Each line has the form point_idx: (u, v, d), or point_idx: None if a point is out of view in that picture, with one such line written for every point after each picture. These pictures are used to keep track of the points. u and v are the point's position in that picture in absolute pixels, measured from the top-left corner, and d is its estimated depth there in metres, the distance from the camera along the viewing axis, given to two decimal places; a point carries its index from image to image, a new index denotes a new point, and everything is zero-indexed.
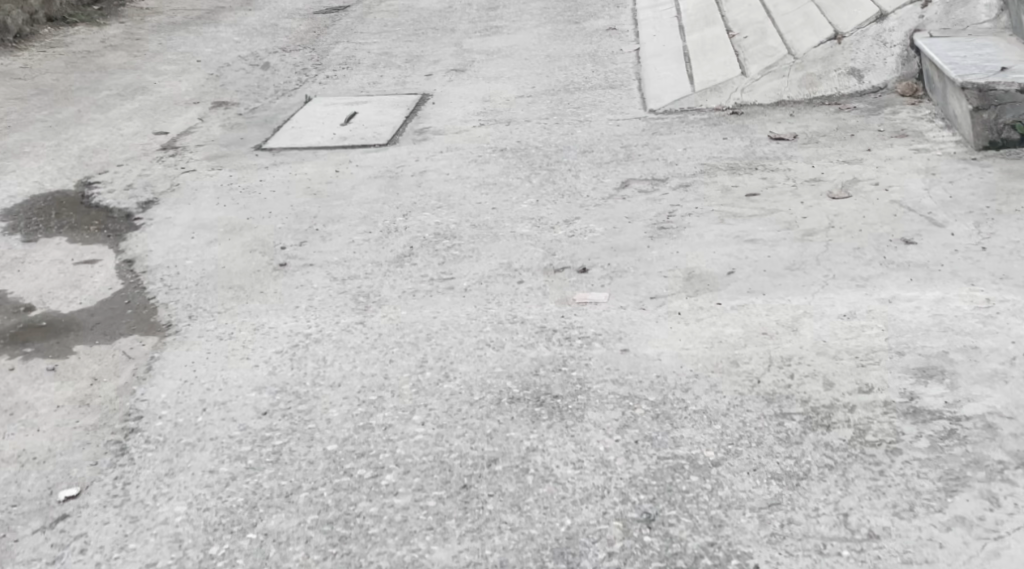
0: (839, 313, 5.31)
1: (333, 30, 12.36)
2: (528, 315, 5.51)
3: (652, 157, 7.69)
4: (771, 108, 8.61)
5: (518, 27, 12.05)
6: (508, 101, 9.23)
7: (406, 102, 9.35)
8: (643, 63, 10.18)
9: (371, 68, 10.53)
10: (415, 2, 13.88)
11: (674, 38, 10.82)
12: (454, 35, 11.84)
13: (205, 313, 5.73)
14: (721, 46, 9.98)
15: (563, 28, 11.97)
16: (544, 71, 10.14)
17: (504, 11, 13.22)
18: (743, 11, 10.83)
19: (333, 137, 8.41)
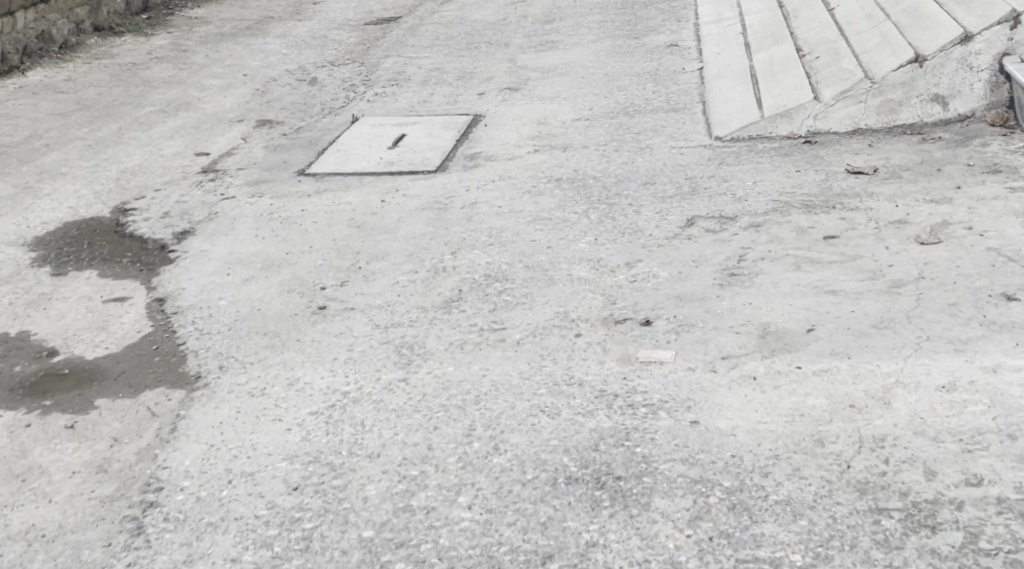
0: (936, 385, 4.80)
1: (384, 42, 12.03)
2: (586, 376, 5.04)
3: (721, 192, 7.18)
4: (846, 139, 8.07)
5: (574, 42, 11.65)
6: (564, 124, 8.77)
7: (458, 124, 8.91)
8: (708, 86, 9.69)
9: (421, 86, 10.12)
10: (469, 14, 13.48)
11: (740, 58, 10.31)
12: (508, 50, 11.42)
13: (237, 363, 5.23)
14: (791, 68, 9.46)
15: (622, 44, 11.52)
16: (603, 93, 9.69)
17: (561, 24, 12.75)
18: (814, 31, 10.30)
19: (380, 162, 7.99)
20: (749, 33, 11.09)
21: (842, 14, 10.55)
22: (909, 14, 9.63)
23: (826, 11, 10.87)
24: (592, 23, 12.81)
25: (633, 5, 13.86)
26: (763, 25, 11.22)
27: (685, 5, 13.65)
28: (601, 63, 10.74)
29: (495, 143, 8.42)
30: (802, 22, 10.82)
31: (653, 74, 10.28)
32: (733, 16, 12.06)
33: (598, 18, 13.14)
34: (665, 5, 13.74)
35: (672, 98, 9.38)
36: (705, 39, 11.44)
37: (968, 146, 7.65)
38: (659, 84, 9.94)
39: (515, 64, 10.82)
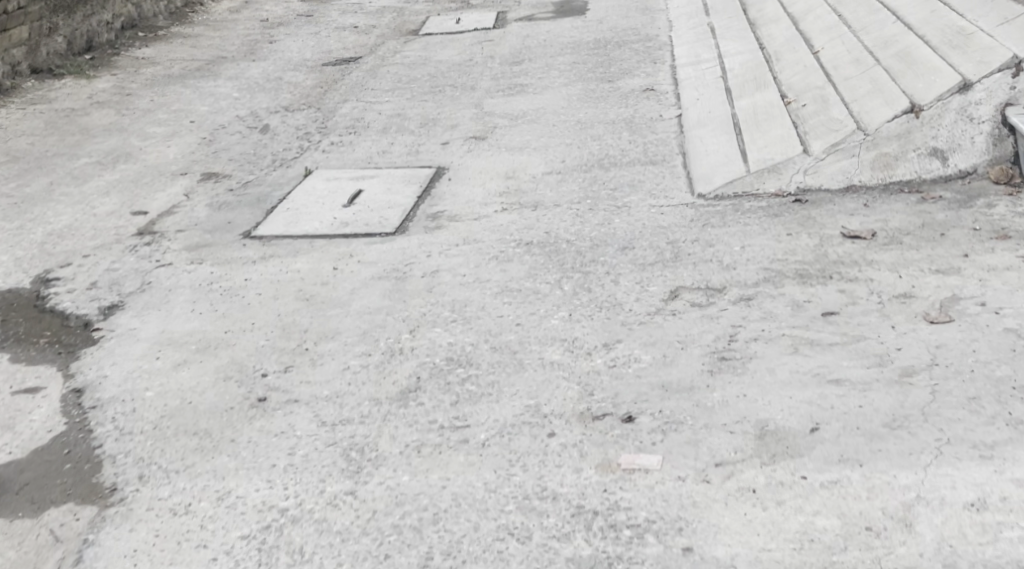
0: (965, 502, 4.29)
1: (341, 86, 11.67)
2: (560, 489, 4.48)
3: (706, 257, 6.59)
4: (840, 199, 7.47)
5: (543, 87, 11.21)
6: (532, 179, 8.25)
7: (419, 179, 8.35)
8: (687, 136, 9.17)
9: (380, 135, 9.70)
10: (432, 55, 13.04)
11: (721, 104, 9.80)
12: (473, 96, 10.94)
13: (157, 474, 4.68)
14: (777, 118, 8.92)
15: (595, 87, 11.08)
16: (572, 143, 9.19)
17: (529, 65, 12.25)
18: (800, 78, 9.81)
19: (332, 223, 7.39)
20: (730, 79, 10.59)
21: (828, 63, 10.12)
22: (903, 65, 9.20)
23: (811, 58, 10.42)
24: (561, 63, 12.38)
25: (605, 44, 13.42)
26: (744, 70, 10.74)
27: (659, 46, 13.23)
28: (571, 110, 10.23)
29: (457, 202, 7.82)
30: (786, 69, 10.34)
31: (628, 123, 9.73)
32: (712, 61, 11.58)
33: (569, 58, 12.67)
34: (638, 45, 13.31)
35: (652, 151, 8.79)
36: (684, 83, 10.91)
37: (972, 207, 7.11)
38: (636, 134, 9.36)
39: (479, 111, 10.36)
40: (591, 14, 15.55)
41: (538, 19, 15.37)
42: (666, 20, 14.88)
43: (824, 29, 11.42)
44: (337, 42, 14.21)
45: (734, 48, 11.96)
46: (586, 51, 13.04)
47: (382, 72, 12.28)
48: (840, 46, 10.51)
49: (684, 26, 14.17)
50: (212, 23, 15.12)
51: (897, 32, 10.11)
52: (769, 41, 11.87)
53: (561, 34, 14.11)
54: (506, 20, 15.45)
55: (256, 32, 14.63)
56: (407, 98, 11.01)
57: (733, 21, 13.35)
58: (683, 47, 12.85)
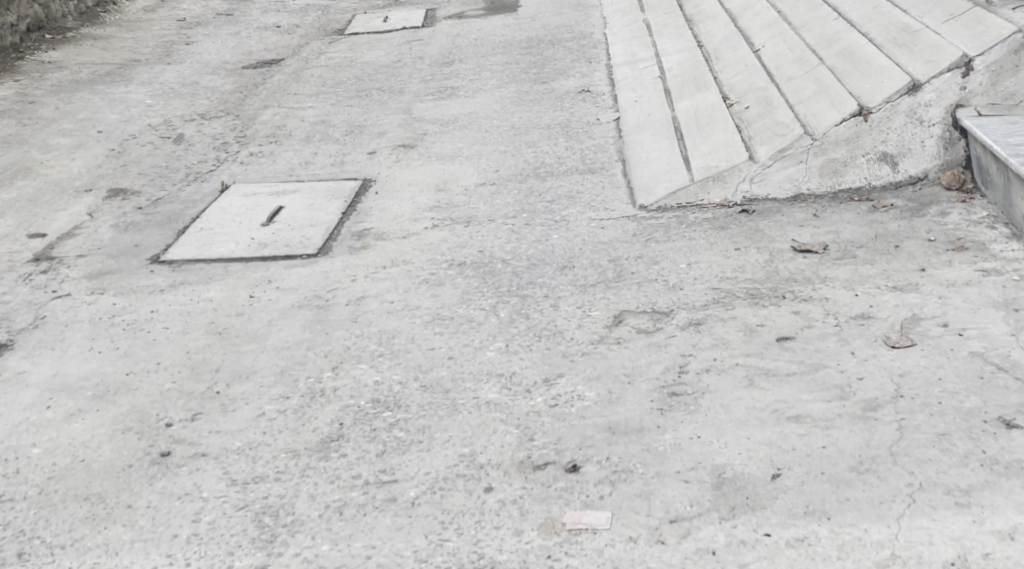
0: (943, 561, 4.08)
1: (264, 90, 11.22)
2: (500, 556, 4.23)
3: (649, 276, 6.20)
4: (786, 210, 7.12)
5: (473, 90, 10.82)
6: (462, 191, 7.82)
7: (343, 193, 7.89)
8: (626, 141, 8.89)
9: (303, 143, 9.26)
10: (361, 55, 12.62)
11: (660, 106, 9.56)
12: (401, 100, 10.51)
13: (42, 548, 4.39)
14: (720, 123, 8.64)
15: (529, 90, 10.82)
16: (502, 150, 8.85)
17: (461, 66, 11.88)
18: (741, 80, 9.57)
19: (248, 245, 6.92)
20: (670, 80, 10.28)
21: (769, 63, 9.84)
22: (848, 62, 8.94)
23: (753, 58, 10.12)
24: (491, 63, 12.02)
25: (538, 43, 13.05)
26: (685, 70, 10.48)
27: (594, 44, 12.88)
28: (504, 116, 9.81)
29: (384, 219, 7.33)
30: (727, 71, 10.02)
31: (565, 130, 9.32)
32: (650, 62, 11.26)
33: (501, 57, 12.28)
34: (571, 43, 12.96)
35: (589, 161, 8.42)
36: (622, 85, 10.65)
37: (926, 216, 6.74)
38: (573, 141, 8.99)
39: (406, 117, 9.92)
40: (522, 10, 15.19)
41: (467, 16, 14.99)
42: (599, 16, 14.54)
43: (764, 27, 11.13)
44: (259, 43, 13.73)
45: (672, 47, 11.62)
46: (519, 51, 12.68)
47: (306, 75, 11.84)
48: (781, 45, 10.21)
49: (618, 22, 13.84)
50: (126, 23, 14.57)
51: (840, 30, 9.82)
52: (707, 39, 11.56)
53: (492, 32, 13.73)
54: (435, 18, 15.05)
55: (173, 33, 14.11)
56: (329, 100, 10.67)
57: (669, 18, 13.03)
58: (618, 45, 12.53)
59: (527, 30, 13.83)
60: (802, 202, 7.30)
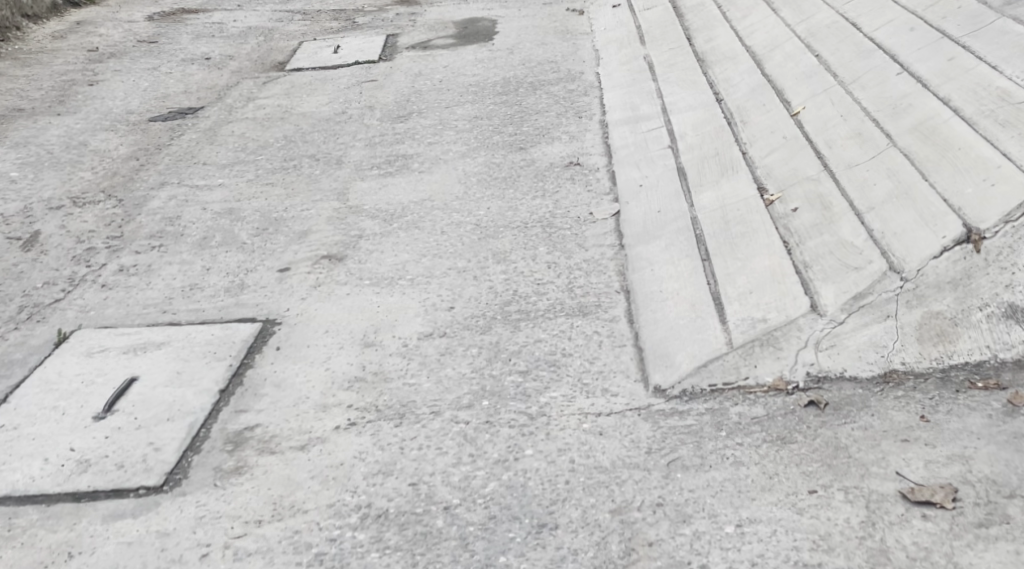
0: None
1: (168, 156, 9.26)
2: None
3: (675, 557, 4.47)
4: (892, 413, 4.94)
5: (433, 162, 8.63)
6: (396, 353, 5.50)
7: (228, 351, 5.63)
8: (629, 256, 6.52)
9: (193, 254, 7.05)
10: (296, 106, 10.62)
11: (675, 197, 7.17)
12: (335, 181, 8.32)
13: None
14: (760, 234, 6.25)
15: (502, 161, 8.60)
16: (455, 268, 6.54)
17: (419, 122, 9.78)
18: (781, 166, 7.20)
19: (61, 467, 4.93)
20: (684, 158, 7.90)
21: (814, 135, 7.47)
22: (931, 147, 6.58)
23: (792, 127, 7.75)
24: (456, 118, 9.82)
25: (514, 88, 10.81)
26: (702, 142, 8.09)
27: (585, 88, 10.57)
28: (465, 209, 7.53)
29: (285, 417, 5.11)
30: (759, 148, 7.66)
31: (551, 236, 6.94)
32: (657, 122, 8.89)
33: (467, 109, 10.05)
34: (557, 88, 10.66)
35: (578, 291, 6.11)
36: (623, 161, 8.25)
37: None
38: (562, 252, 6.69)
39: (340, 210, 7.68)
40: (497, 39, 12.99)
41: (432, 47, 12.93)
42: (590, 48, 12.26)
43: (800, 76, 8.76)
44: (181, 86, 11.88)
45: (683, 99, 9.27)
46: (493, 98, 10.49)
47: (225, 132, 9.89)
48: (827, 107, 7.84)
49: (613, 59, 11.47)
50: (31, 66, 12.58)
51: (909, 89, 7.45)
52: (729, 90, 9.18)
53: (462, 72, 11.52)
54: (394, 50, 13.02)
55: (81, 78, 12.13)
56: (248, 177, 8.55)
57: (678, 59, 10.68)
58: (614, 92, 10.22)
59: (506, 70, 11.52)
60: (897, 386, 5.04)
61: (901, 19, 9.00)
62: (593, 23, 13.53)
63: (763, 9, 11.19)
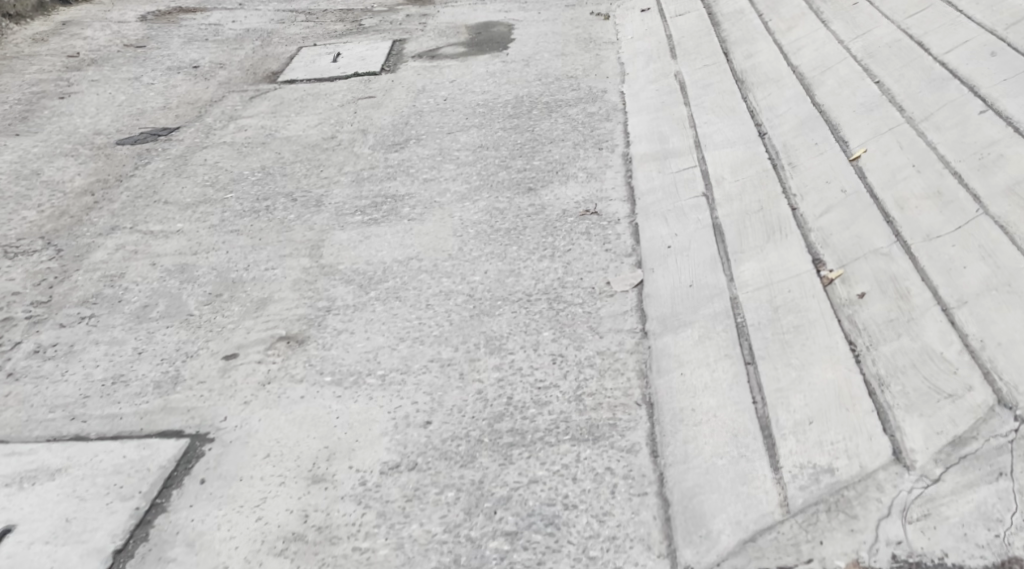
0: None
1: (128, 189, 8.05)
2: None
3: None
4: None
5: (428, 206, 7.39)
6: (348, 497, 4.75)
7: (133, 489, 4.82)
8: (656, 348, 5.30)
9: (125, 331, 5.80)
10: (283, 127, 9.42)
11: (711, 266, 5.91)
12: (312, 232, 7.07)
13: None
14: (818, 325, 5.11)
15: (506, 207, 7.31)
16: (437, 360, 5.35)
17: (416, 151, 8.56)
18: (841, 230, 5.92)
19: None
20: (721, 210, 6.62)
21: (881, 189, 6.19)
22: None
23: (852, 176, 6.46)
24: (457, 147, 8.59)
25: (527, 110, 9.55)
26: (742, 190, 6.80)
27: (608, 111, 9.31)
28: (459, 274, 6.30)
29: None
30: (813, 202, 6.38)
31: (559, 318, 5.69)
32: (689, 160, 7.60)
33: (470, 136, 8.81)
34: (575, 110, 9.39)
35: (586, 404, 5.04)
36: (649, 210, 6.93)
37: None
38: (575, 341, 5.46)
39: (311, 273, 6.44)
40: (512, 49, 11.72)
41: (441, 57, 11.70)
42: (615, 61, 10.98)
43: (858, 109, 7.47)
44: (161, 100, 10.68)
45: (720, 131, 7.97)
46: (503, 120, 9.25)
47: (197, 159, 8.69)
48: (893, 151, 6.55)
49: (640, 76, 10.14)
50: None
51: (995, 133, 6.19)
52: (774, 122, 7.86)
53: (470, 88, 10.27)
54: (399, 59, 11.80)
55: (50, 89, 10.93)
56: (214, 222, 7.32)
57: (713, 78, 9.39)
58: (640, 117, 8.95)
59: (520, 86, 10.24)
60: None
61: (977, 40, 7.73)
62: (620, 30, 12.24)
63: (810, 22, 9.90)
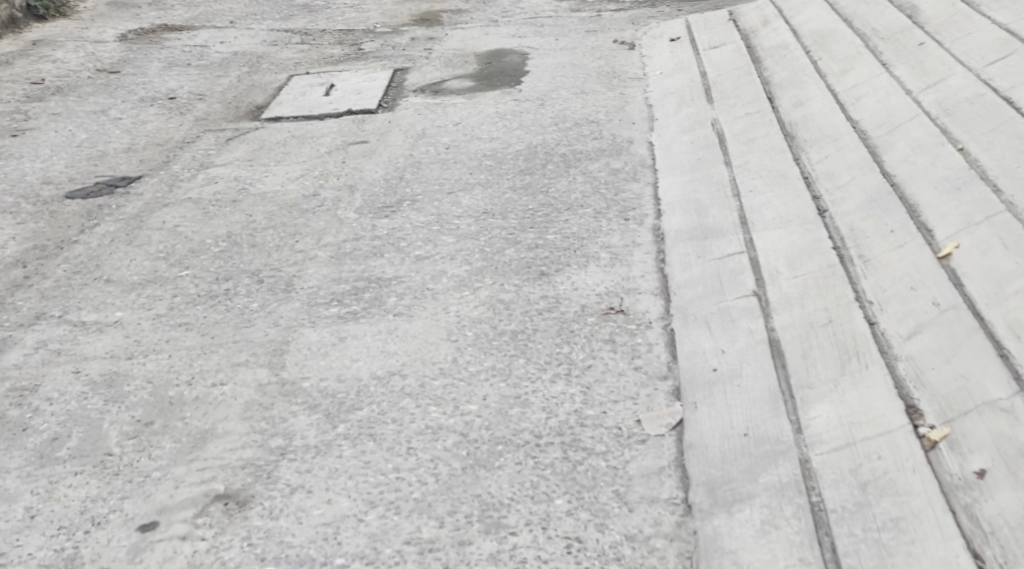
0: None
1: (67, 262, 6.81)
2: None
3: None
4: None
5: (419, 296, 6.13)
6: None
7: None
8: (704, 541, 4.28)
9: (18, 480, 4.73)
10: (260, 179, 8.18)
11: (770, 412, 4.71)
12: (273, 330, 5.79)
13: None
14: (926, 524, 4.13)
15: (512, 300, 6.06)
16: (415, 543, 4.33)
17: (410, 216, 7.32)
18: (938, 368, 4.68)
19: None
20: (778, 319, 5.36)
21: (986, 306, 4.89)
22: None
23: (944, 281, 5.17)
24: (458, 212, 7.34)
25: (542, 162, 8.28)
26: (802, 291, 5.53)
27: (635, 169, 8.03)
28: (450, 399, 5.03)
29: None
30: (895, 314, 5.10)
31: (575, 477, 4.55)
32: (733, 243, 6.35)
33: (474, 198, 7.56)
34: (596, 166, 8.13)
35: None
36: (687, 311, 5.71)
37: None
38: (598, 516, 4.39)
39: (269, 395, 5.18)
40: (527, 84, 10.46)
41: (446, 91, 10.46)
42: (642, 101, 9.73)
43: (944, 186, 6.15)
44: (127, 137, 9.46)
45: (769, 205, 6.72)
46: (513, 177, 7.99)
47: (154, 220, 7.45)
48: (995, 250, 5.24)
49: (671, 124, 8.89)
50: None
51: None
52: (838, 198, 6.57)
53: (477, 133, 9.00)
54: (400, 93, 10.58)
55: (4, 124, 9.72)
56: (160, 313, 6.08)
57: (757, 131, 8.14)
58: (673, 179, 7.70)
59: (534, 133, 8.97)
60: None
61: None
62: (647, 64, 10.96)
63: (868, 65, 8.66)
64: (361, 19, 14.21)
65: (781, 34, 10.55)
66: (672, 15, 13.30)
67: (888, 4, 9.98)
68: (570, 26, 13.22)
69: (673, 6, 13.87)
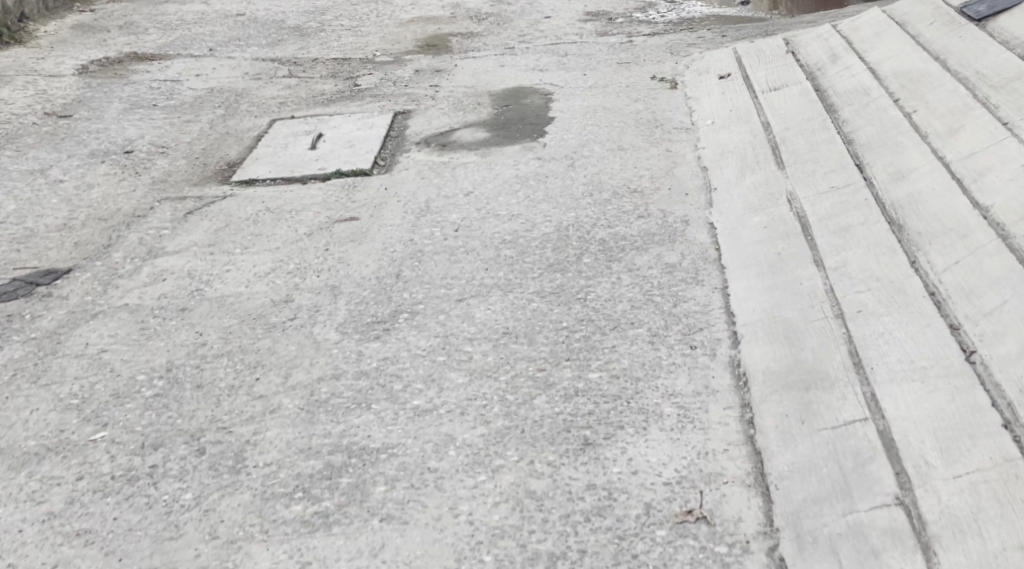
0: None
1: None
2: None
3: None
4: None
5: (416, 485, 4.50)
6: None
7: None
8: None
9: None
10: (220, 275, 6.46)
11: None
12: (206, 550, 4.28)
13: None
14: None
15: (540, 499, 4.43)
16: None
17: (406, 337, 5.61)
18: None
19: None
20: (947, 559, 4.05)
21: None
22: None
23: None
24: (471, 333, 5.63)
25: (576, 252, 6.54)
26: (974, 514, 4.13)
27: (698, 264, 6.28)
28: None
29: None
30: None
31: None
32: (849, 405, 4.64)
33: (490, 310, 5.86)
34: (644, 260, 6.37)
35: None
36: (801, 525, 4.26)
37: None
38: None
39: None
40: (552, 136, 8.75)
41: (455, 144, 8.75)
42: (693, 160, 8.01)
43: None
44: (64, 207, 7.73)
45: (890, 340, 4.98)
46: (539, 276, 6.25)
47: (75, 340, 5.72)
48: None
49: (735, 198, 7.15)
50: None
51: None
52: (988, 331, 4.79)
53: (493, 208, 7.28)
54: (400, 145, 8.87)
55: None
56: (53, 512, 4.48)
57: (851, 216, 6.40)
58: (747, 282, 5.96)
59: (564, 207, 7.23)
60: None
61: None
62: (695, 110, 9.23)
63: (981, 122, 6.90)
64: (358, 44, 12.47)
65: (856, 73, 8.78)
66: (716, 43, 11.57)
67: (989, 38, 8.22)
68: (598, 55, 11.50)
69: (714, 31, 12.14)
